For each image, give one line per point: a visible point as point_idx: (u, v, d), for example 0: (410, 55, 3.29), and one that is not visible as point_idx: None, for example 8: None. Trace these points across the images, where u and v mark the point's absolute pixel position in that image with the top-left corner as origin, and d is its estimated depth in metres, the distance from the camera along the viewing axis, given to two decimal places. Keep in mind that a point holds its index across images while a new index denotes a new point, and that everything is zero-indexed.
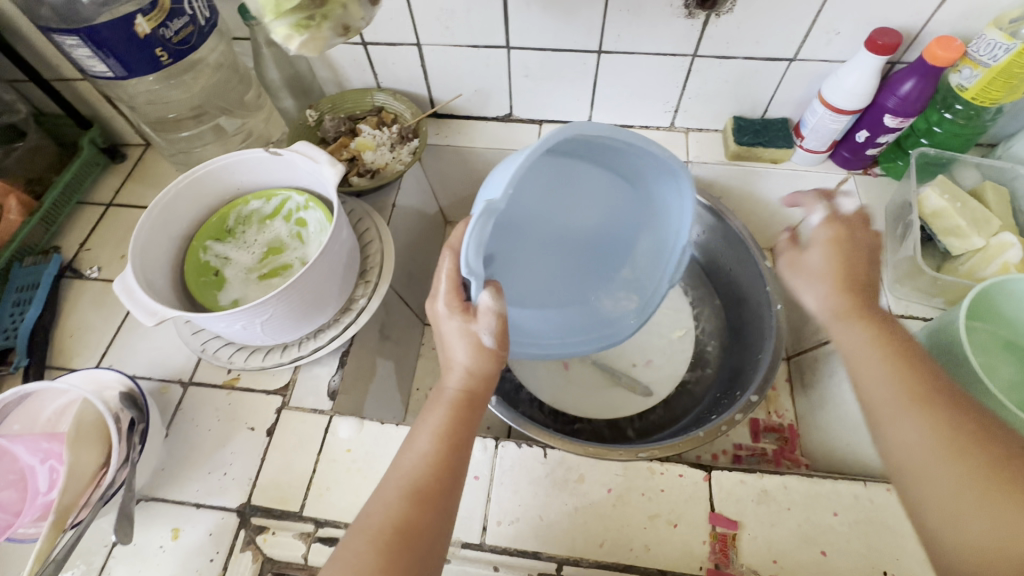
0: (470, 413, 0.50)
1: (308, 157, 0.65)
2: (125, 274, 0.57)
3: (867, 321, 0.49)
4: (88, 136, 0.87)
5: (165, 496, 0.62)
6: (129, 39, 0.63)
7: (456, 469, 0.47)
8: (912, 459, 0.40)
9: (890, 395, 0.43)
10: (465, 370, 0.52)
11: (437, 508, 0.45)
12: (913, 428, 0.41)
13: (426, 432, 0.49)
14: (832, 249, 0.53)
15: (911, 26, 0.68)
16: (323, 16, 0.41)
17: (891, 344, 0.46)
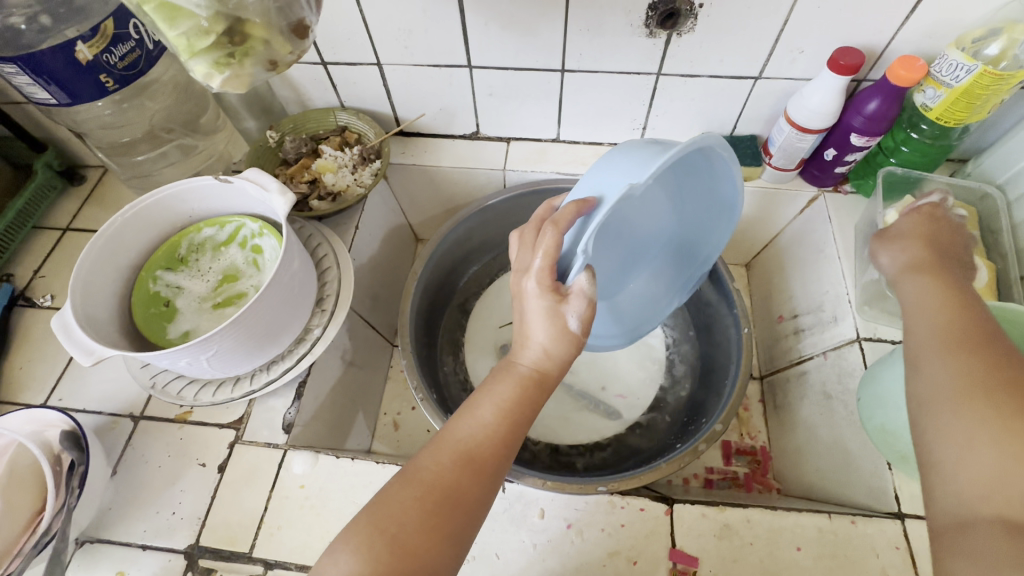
0: (537, 397, 0.49)
1: (258, 185, 0.63)
2: (64, 311, 0.55)
3: (936, 280, 0.50)
4: (44, 159, 0.85)
5: (110, 537, 0.60)
6: (71, 66, 0.61)
7: (511, 445, 0.47)
8: (930, 392, 0.41)
9: (926, 337, 0.44)
10: (543, 350, 0.49)
11: (486, 481, 0.45)
12: (938, 366, 0.42)
13: (487, 401, 0.48)
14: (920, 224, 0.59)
15: (875, 44, 0.67)
16: (244, 53, 0.40)
17: (950, 300, 0.47)
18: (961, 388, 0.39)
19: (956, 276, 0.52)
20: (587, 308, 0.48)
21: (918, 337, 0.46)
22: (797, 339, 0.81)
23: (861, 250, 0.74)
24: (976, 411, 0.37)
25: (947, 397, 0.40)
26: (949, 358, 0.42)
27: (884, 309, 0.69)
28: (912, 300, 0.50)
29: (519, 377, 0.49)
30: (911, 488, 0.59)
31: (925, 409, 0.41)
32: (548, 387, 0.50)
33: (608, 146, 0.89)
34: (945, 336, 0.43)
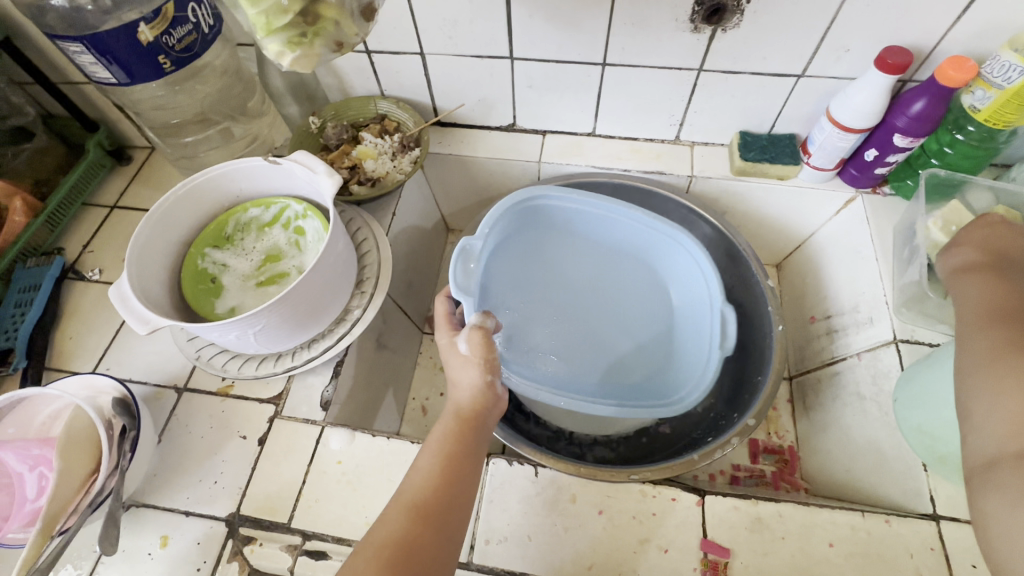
0: (471, 431, 0.54)
1: (306, 167, 0.65)
2: (121, 281, 0.58)
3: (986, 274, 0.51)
4: (95, 139, 0.88)
5: (155, 503, 0.62)
6: (133, 48, 0.63)
7: (457, 484, 0.51)
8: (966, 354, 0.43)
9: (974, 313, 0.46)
10: (465, 386, 0.56)
11: (437, 521, 0.48)
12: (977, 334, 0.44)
13: (427, 453, 0.53)
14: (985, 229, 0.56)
15: (923, 44, 0.67)
16: (315, 33, 0.41)
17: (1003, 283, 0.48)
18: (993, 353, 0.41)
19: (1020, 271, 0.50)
20: (476, 332, 0.57)
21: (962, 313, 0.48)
22: (830, 340, 0.81)
23: (899, 252, 0.72)
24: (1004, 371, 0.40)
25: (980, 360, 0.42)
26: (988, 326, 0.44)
27: (922, 312, 0.67)
28: (963, 291, 0.51)
29: (454, 423, 0.54)
30: (946, 490, 0.59)
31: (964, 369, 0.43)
32: (482, 424, 0.55)
33: (643, 142, 0.90)
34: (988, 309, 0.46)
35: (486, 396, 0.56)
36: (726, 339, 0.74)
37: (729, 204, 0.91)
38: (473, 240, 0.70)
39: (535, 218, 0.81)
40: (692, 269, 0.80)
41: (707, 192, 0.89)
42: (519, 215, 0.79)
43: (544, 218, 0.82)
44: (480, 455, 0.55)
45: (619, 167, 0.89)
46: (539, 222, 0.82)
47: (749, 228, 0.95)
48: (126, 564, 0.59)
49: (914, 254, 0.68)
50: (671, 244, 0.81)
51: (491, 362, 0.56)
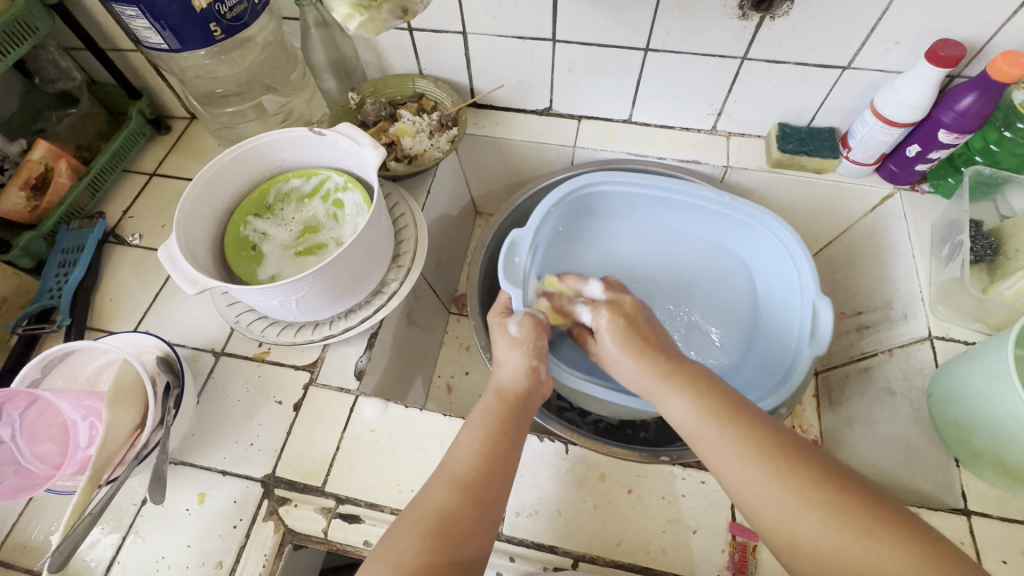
0: (514, 409, 0.54)
1: (351, 139, 0.65)
2: (170, 242, 0.58)
3: (677, 386, 0.53)
4: (137, 106, 0.89)
5: (193, 461, 0.63)
6: (186, 14, 0.64)
7: (500, 460, 0.50)
8: (767, 503, 0.43)
9: (760, 470, 0.44)
10: (512, 368, 0.58)
11: (478, 495, 0.48)
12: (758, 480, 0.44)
13: (468, 429, 0.53)
14: (616, 334, 0.60)
15: (976, 38, 0.66)
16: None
17: (713, 406, 0.50)
18: (726, 443, 0.47)
19: (671, 363, 0.55)
20: (526, 319, 0.62)
21: (675, 410, 0.52)
22: (859, 336, 0.81)
23: (938, 250, 0.73)
24: (766, 464, 0.44)
25: (736, 457, 0.46)
26: (698, 415, 0.50)
27: (958, 310, 0.68)
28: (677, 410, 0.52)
29: (496, 402, 0.55)
30: (978, 486, 0.60)
31: (716, 462, 0.47)
32: (523, 406, 0.56)
33: (679, 130, 0.89)
34: (645, 379, 0.55)
35: (529, 377, 0.57)
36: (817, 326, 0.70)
37: (762, 196, 0.91)
38: (522, 233, 0.73)
39: (587, 204, 0.85)
40: (777, 251, 0.77)
41: (741, 182, 0.89)
42: (570, 202, 0.83)
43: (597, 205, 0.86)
44: (522, 437, 0.54)
45: (653, 155, 0.89)
46: (590, 207, 0.86)
47: (781, 220, 0.95)
48: (165, 518, 0.60)
49: (954, 251, 0.69)
50: (750, 225, 0.79)
51: (541, 349, 0.59)
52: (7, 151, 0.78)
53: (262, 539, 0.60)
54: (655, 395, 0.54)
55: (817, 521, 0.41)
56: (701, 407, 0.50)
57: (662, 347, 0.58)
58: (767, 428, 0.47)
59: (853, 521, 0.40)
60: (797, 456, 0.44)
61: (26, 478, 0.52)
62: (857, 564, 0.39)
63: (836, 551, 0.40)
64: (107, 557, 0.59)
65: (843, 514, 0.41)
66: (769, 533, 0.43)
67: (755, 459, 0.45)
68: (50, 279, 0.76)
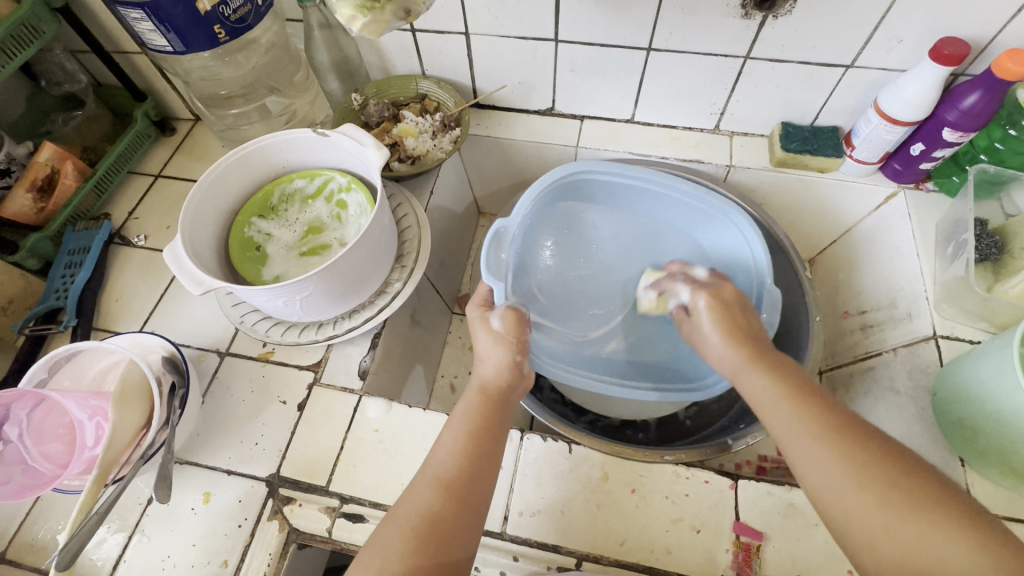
0: (493, 407, 0.54)
1: (354, 140, 0.65)
2: (175, 243, 0.59)
3: (761, 366, 0.52)
4: (142, 108, 0.90)
5: (198, 460, 0.64)
6: (190, 16, 0.64)
7: (482, 458, 0.50)
8: (834, 479, 0.43)
9: (829, 446, 0.45)
10: (491, 365, 0.57)
11: (463, 495, 0.48)
12: (826, 456, 0.44)
13: (452, 428, 0.53)
14: (712, 313, 0.59)
15: (980, 36, 0.66)
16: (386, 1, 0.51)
17: (788, 387, 0.49)
18: (802, 425, 0.46)
19: (764, 349, 0.54)
20: (509, 312, 0.59)
21: (751, 386, 0.52)
22: (863, 335, 0.81)
23: (943, 249, 0.73)
24: (839, 449, 0.44)
25: (809, 440, 0.45)
26: (776, 397, 0.49)
27: (963, 309, 0.68)
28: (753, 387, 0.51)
29: (478, 399, 0.55)
30: (984, 486, 0.59)
31: (788, 442, 0.47)
32: (506, 401, 0.56)
33: (681, 130, 0.89)
34: (731, 358, 0.55)
35: (510, 373, 0.56)
36: (771, 320, 0.72)
37: (766, 195, 0.91)
38: (508, 222, 0.70)
39: (575, 193, 0.80)
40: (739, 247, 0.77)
41: (744, 182, 0.89)
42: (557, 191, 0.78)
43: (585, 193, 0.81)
44: (504, 434, 0.54)
45: (656, 155, 0.88)
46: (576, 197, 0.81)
47: (785, 220, 0.95)
48: (170, 517, 0.61)
49: (959, 250, 0.69)
50: (720, 218, 0.77)
51: (522, 344, 0.58)
52: (13, 153, 0.78)
53: (267, 538, 0.60)
54: (737, 372, 0.54)
55: (884, 507, 0.41)
56: (780, 390, 0.49)
57: (755, 334, 0.57)
58: (839, 414, 0.47)
59: (921, 511, 0.40)
60: (868, 444, 0.44)
61: (33, 477, 0.52)
62: (925, 555, 0.39)
63: (902, 539, 0.40)
64: (114, 556, 0.59)
65: (911, 503, 0.41)
66: (831, 516, 0.44)
67: (828, 443, 0.45)
68: (56, 280, 0.77)
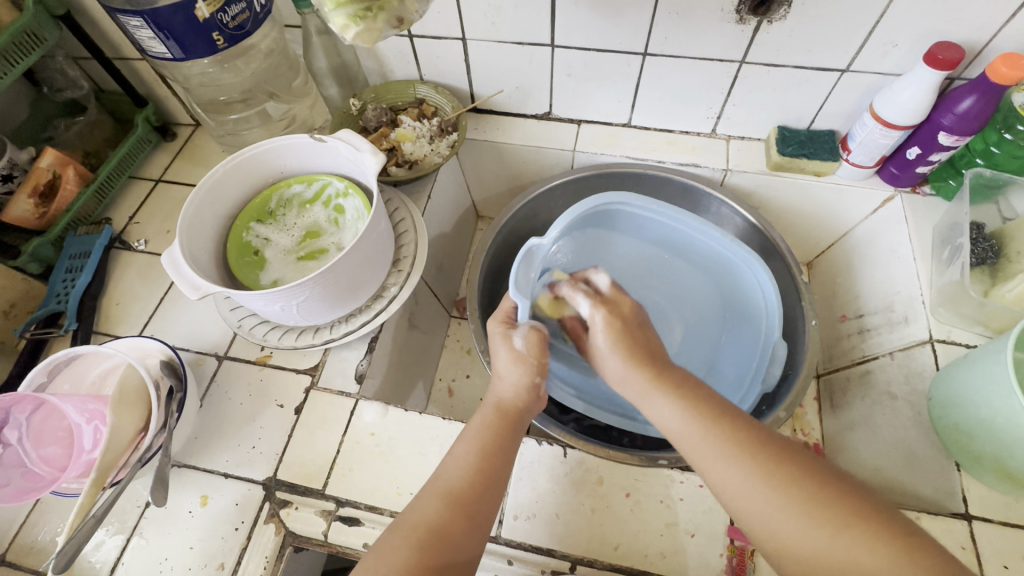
0: (507, 424, 0.54)
1: (351, 145, 0.66)
2: (173, 248, 0.59)
3: (666, 392, 0.50)
4: (143, 114, 0.91)
5: (196, 464, 0.64)
6: (189, 23, 0.65)
7: (492, 477, 0.51)
8: (745, 499, 0.44)
9: (734, 466, 0.45)
10: (507, 381, 0.56)
11: (471, 511, 0.48)
12: (735, 476, 0.45)
13: (465, 441, 0.53)
14: (610, 331, 0.55)
15: (975, 40, 0.66)
16: (379, 8, 0.52)
17: (695, 410, 0.49)
18: (710, 446, 0.47)
19: (671, 369, 0.52)
20: (533, 332, 0.58)
21: (660, 413, 0.50)
22: (860, 339, 0.81)
23: (938, 253, 0.73)
24: (749, 464, 0.45)
25: (720, 458, 0.46)
26: (682, 416, 0.49)
27: (959, 313, 0.68)
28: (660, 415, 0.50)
29: (494, 415, 0.55)
30: (980, 491, 0.59)
31: (693, 456, 0.48)
32: (522, 421, 0.56)
33: (678, 134, 0.90)
34: (632, 382, 0.52)
35: (530, 394, 0.56)
36: (772, 370, 0.76)
37: (763, 199, 0.91)
38: (541, 242, 0.69)
39: (606, 221, 0.80)
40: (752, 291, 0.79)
41: (741, 185, 0.89)
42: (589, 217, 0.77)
43: (616, 222, 0.81)
44: (516, 453, 0.54)
45: (653, 159, 0.89)
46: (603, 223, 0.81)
47: (782, 223, 0.95)
48: (168, 520, 0.61)
49: (954, 253, 0.69)
50: (742, 270, 0.79)
51: (542, 366, 0.57)
52: (16, 159, 0.79)
53: (264, 541, 0.60)
54: (640, 398, 0.52)
55: (796, 518, 0.42)
56: (686, 408, 0.49)
57: (658, 351, 0.54)
58: (750, 429, 0.47)
59: (834, 517, 0.41)
60: (782, 456, 0.45)
61: (32, 481, 0.53)
62: (836, 561, 0.40)
63: (814, 547, 0.41)
64: (112, 558, 0.60)
65: (812, 507, 0.42)
66: (750, 527, 0.44)
67: (737, 459, 0.45)
68: (57, 284, 0.77)
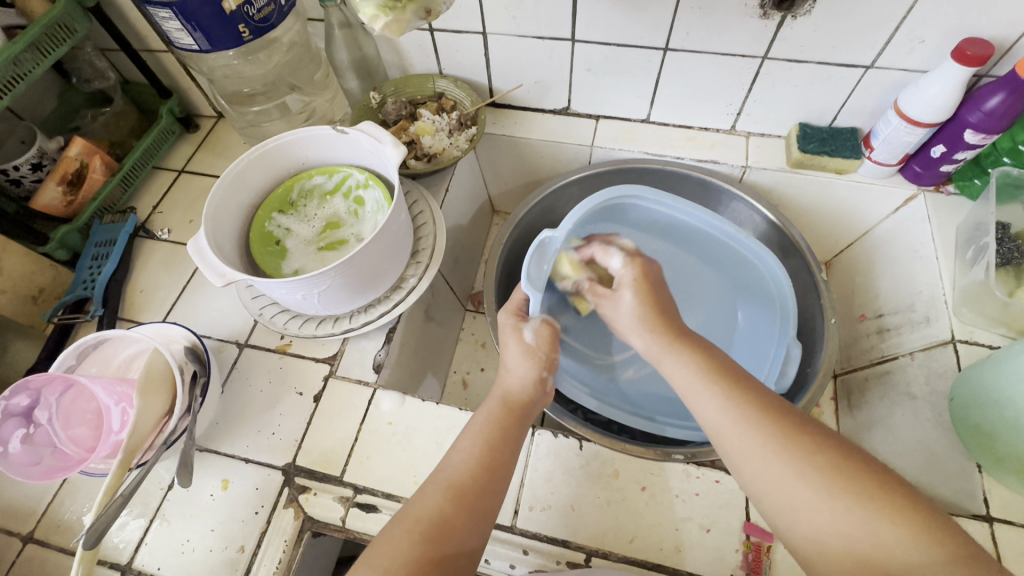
0: (511, 418, 0.54)
1: (372, 137, 0.66)
2: (199, 237, 0.61)
3: (688, 352, 0.51)
4: (167, 105, 0.92)
5: (217, 448, 0.65)
6: (216, 15, 0.66)
7: (496, 471, 0.51)
8: (765, 472, 0.44)
9: (756, 436, 0.45)
10: (514, 373, 0.57)
11: (474, 505, 0.48)
12: (754, 445, 0.45)
13: (469, 434, 0.53)
14: (638, 287, 0.56)
15: (1005, 37, 0.65)
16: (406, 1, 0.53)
17: (713, 373, 0.49)
18: (726, 410, 0.47)
19: (689, 330, 0.53)
20: (543, 326, 0.60)
21: (676, 374, 0.51)
22: (880, 339, 0.80)
23: (962, 253, 0.72)
24: (764, 431, 0.45)
25: (734, 423, 0.46)
26: (698, 377, 0.49)
27: (982, 313, 0.67)
28: (679, 379, 0.50)
29: (499, 409, 0.55)
30: (1002, 493, 0.59)
31: (713, 425, 0.47)
32: (525, 415, 0.56)
33: (697, 130, 0.89)
34: (651, 344, 0.53)
35: (535, 388, 0.57)
36: (785, 370, 0.75)
37: (782, 196, 0.90)
38: (553, 235, 0.68)
39: (616, 216, 0.80)
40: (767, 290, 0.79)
41: (760, 183, 0.89)
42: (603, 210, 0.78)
43: (625, 214, 0.80)
44: (519, 447, 0.54)
45: (672, 155, 0.88)
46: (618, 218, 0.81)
47: (800, 221, 0.94)
48: (190, 503, 0.62)
49: (979, 253, 0.68)
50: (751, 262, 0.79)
51: (551, 360, 0.58)
52: (46, 149, 0.81)
53: (283, 526, 0.61)
54: (659, 357, 0.53)
55: (811, 484, 0.42)
56: (702, 369, 0.49)
57: (677, 312, 0.56)
58: (763, 398, 0.47)
59: (850, 489, 0.41)
60: (798, 425, 0.45)
61: (61, 460, 0.54)
62: (851, 531, 0.40)
63: (828, 515, 0.41)
64: (135, 538, 0.61)
65: (837, 478, 0.41)
66: (761, 495, 0.44)
67: (756, 429, 0.45)
68: (84, 271, 0.79)
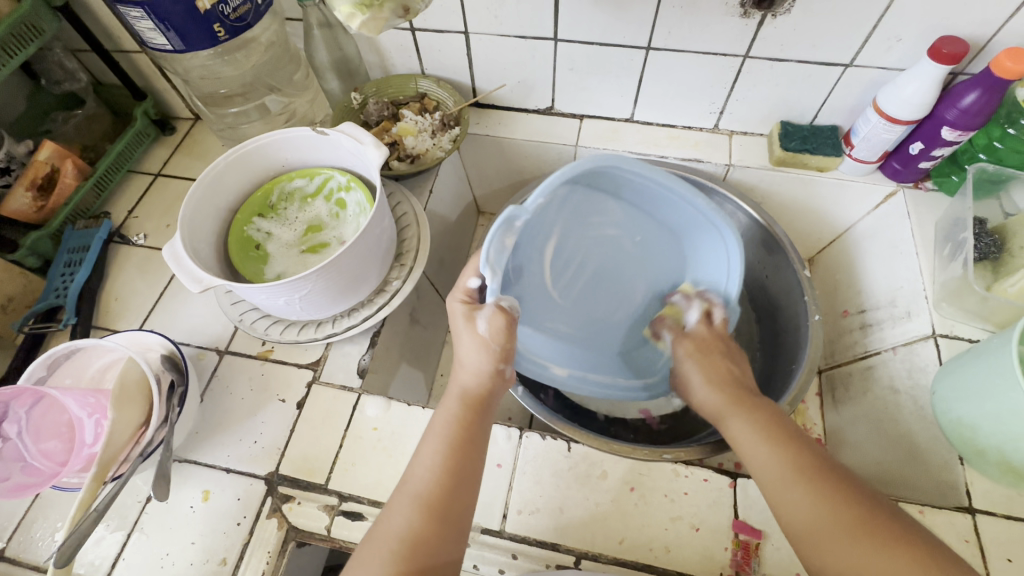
0: (476, 414, 0.54)
1: (354, 138, 0.65)
2: (174, 241, 0.59)
3: (750, 415, 0.55)
4: (142, 108, 0.90)
5: (197, 458, 0.64)
6: (189, 13, 0.64)
7: (461, 474, 0.50)
8: (818, 538, 0.45)
9: (807, 502, 0.47)
10: (472, 371, 0.55)
11: (444, 513, 0.48)
12: (804, 506, 0.47)
13: (429, 439, 0.52)
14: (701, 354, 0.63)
15: (979, 35, 0.66)
16: None
17: (769, 431, 0.53)
18: (786, 470, 0.49)
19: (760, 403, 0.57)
20: (497, 315, 0.54)
21: (736, 430, 0.55)
22: (863, 334, 0.81)
23: (941, 248, 0.73)
24: (812, 488, 0.47)
25: (808, 502, 0.47)
26: (759, 437, 0.52)
27: (962, 307, 0.68)
28: (736, 431, 0.55)
29: (459, 406, 0.54)
30: (983, 485, 0.59)
31: (768, 483, 0.50)
32: (487, 407, 0.55)
33: (680, 129, 0.89)
34: (716, 404, 0.58)
35: (491, 378, 0.55)
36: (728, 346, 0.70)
37: (765, 194, 0.91)
38: (521, 209, 0.51)
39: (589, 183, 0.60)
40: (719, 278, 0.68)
41: (744, 181, 0.89)
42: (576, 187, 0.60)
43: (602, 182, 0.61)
44: (486, 437, 0.54)
45: (656, 154, 0.88)
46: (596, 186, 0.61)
47: (783, 219, 0.95)
48: (169, 515, 0.61)
49: (957, 249, 0.69)
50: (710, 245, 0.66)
51: (507, 351, 0.55)
52: (13, 152, 0.78)
53: (266, 536, 0.60)
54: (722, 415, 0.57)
55: (868, 553, 0.43)
56: (762, 431, 0.53)
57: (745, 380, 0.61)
58: (811, 453, 0.50)
59: (895, 554, 0.42)
60: (851, 492, 0.47)
61: (32, 475, 0.52)
62: None
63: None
64: (112, 554, 0.59)
65: (892, 546, 0.43)
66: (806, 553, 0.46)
67: (805, 489, 0.47)
68: (56, 279, 0.76)
